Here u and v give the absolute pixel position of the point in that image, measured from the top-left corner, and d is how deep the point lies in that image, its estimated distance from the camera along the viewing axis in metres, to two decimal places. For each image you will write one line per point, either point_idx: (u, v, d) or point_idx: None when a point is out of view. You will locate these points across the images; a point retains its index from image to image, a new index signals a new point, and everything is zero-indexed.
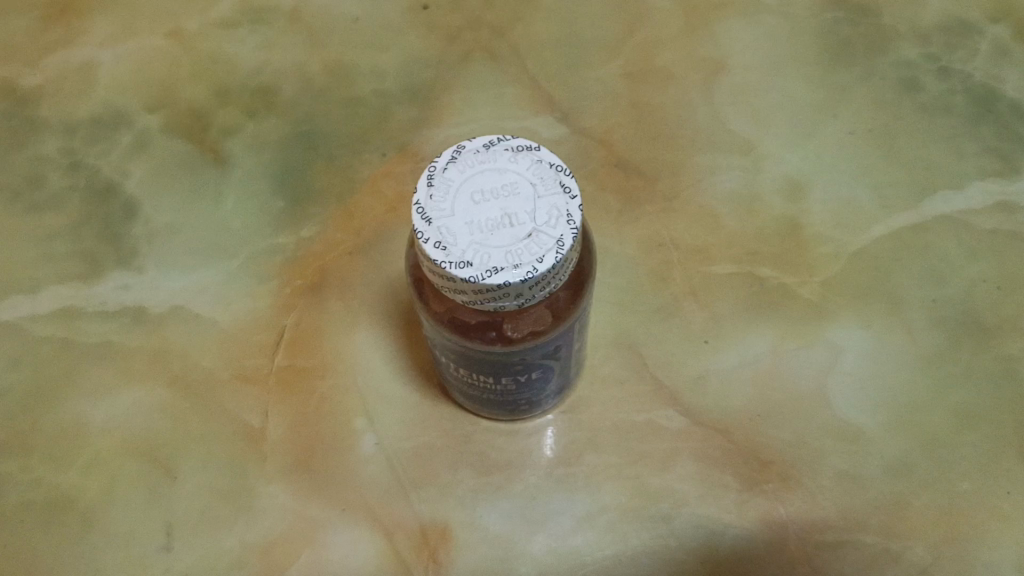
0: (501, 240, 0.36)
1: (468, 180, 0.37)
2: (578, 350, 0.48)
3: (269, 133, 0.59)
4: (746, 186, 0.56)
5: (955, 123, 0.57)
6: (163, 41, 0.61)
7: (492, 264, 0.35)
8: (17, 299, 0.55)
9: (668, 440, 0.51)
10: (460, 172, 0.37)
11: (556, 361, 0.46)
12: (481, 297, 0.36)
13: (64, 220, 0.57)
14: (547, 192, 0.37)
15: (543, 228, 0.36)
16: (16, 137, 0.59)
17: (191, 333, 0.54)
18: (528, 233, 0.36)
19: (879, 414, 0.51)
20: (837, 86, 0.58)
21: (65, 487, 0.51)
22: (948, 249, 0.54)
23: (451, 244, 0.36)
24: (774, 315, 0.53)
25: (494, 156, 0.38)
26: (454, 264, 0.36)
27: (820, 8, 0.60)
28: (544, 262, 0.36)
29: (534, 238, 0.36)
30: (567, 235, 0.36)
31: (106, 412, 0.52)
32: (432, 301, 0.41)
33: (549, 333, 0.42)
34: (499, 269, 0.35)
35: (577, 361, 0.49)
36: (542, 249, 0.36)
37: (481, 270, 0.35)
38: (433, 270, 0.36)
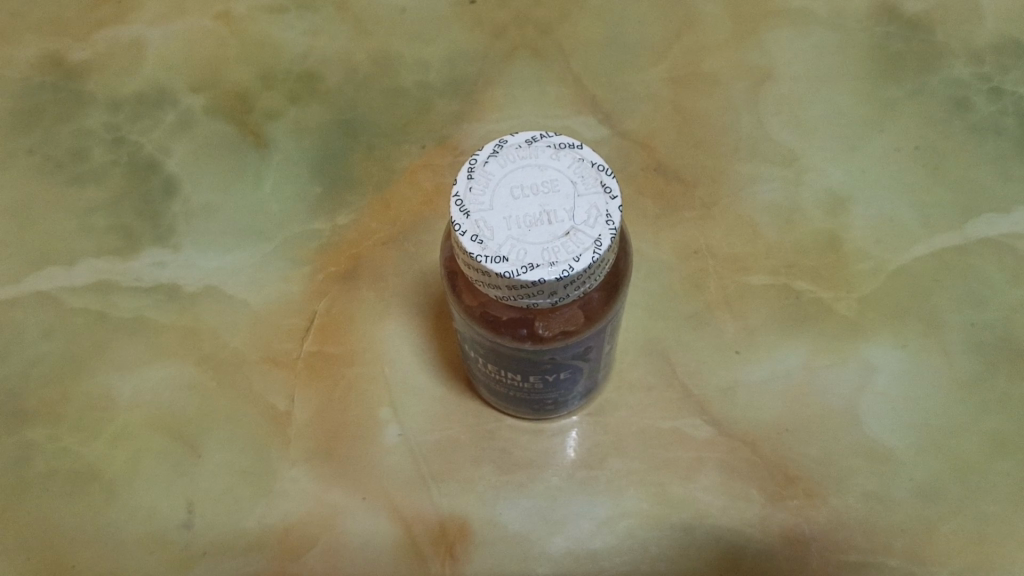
0: (539, 236, 0.36)
1: (509, 175, 0.37)
2: (608, 355, 0.47)
3: (311, 119, 0.59)
4: (788, 198, 0.56)
5: (1004, 145, 0.56)
6: (212, 23, 0.61)
7: (528, 261, 0.35)
8: (55, 269, 0.55)
9: (694, 449, 0.50)
10: (501, 167, 0.37)
11: (584, 365, 0.45)
12: (515, 295, 0.36)
13: (105, 194, 0.57)
14: (587, 191, 0.37)
15: (582, 227, 0.36)
16: (61, 109, 0.60)
17: (222, 313, 0.54)
18: (566, 232, 0.36)
19: (910, 436, 0.50)
20: (886, 101, 0.58)
21: (92, 458, 0.51)
22: (990, 272, 0.53)
23: (488, 237, 0.36)
24: (809, 329, 0.52)
25: (536, 152, 0.37)
26: (490, 258, 0.35)
27: (872, 21, 0.60)
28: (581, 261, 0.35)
29: (572, 237, 0.36)
30: (606, 235, 0.36)
31: (135, 386, 0.53)
32: (465, 295, 0.41)
33: (580, 333, 0.41)
34: (535, 265, 0.35)
35: (606, 365, 0.49)
36: (580, 248, 0.35)
37: (517, 265, 0.35)
38: (468, 263, 0.36)
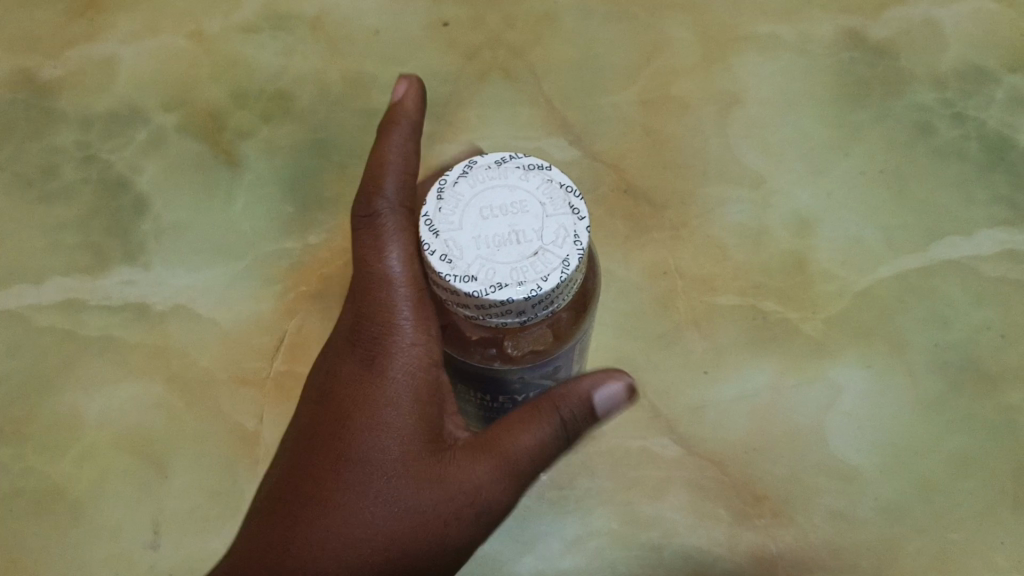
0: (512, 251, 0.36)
1: (478, 195, 0.37)
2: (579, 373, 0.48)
3: (283, 138, 0.59)
4: (754, 219, 0.56)
5: (966, 169, 0.57)
6: (185, 42, 0.62)
7: (503, 274, 0.35)
8: (24, 286, 0.55)
9: (663, 468, 0.50)
10: (470, 187, 0.37)
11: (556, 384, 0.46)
12: (489, 315, 0.36)
13: (74, 212, 0.57)
14: (555, 208, 0.37)
15: (550, 247, 0.36)
16: (32, 126, 0.60)
17: (192, 331, 0.54)
18: (537, 246, 0.36)
19: (875, 456, 0.50)
20: (852, 125, 0.59)
21: (59, 477, 0.51)
22: (954, 294, 0.54)
23: (460, 256, 0.36)
24: (776, 349, 0.53)
25: (505, 172, 0.38)
26: (459, 278, 0.36)
27: (838, 46, 0.61)
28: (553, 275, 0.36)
29: (540, 257, 0.36)
30: (574, 256, 0.36)
31: (102, 405, 0.52)
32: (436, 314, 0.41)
33: (550, 353, 0.41)
34: (504, 285, 0.35)
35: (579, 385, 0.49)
36: (548, 268, 0.36)
37: (486, 285, 0.35)
38: (439, 280, 0.37)
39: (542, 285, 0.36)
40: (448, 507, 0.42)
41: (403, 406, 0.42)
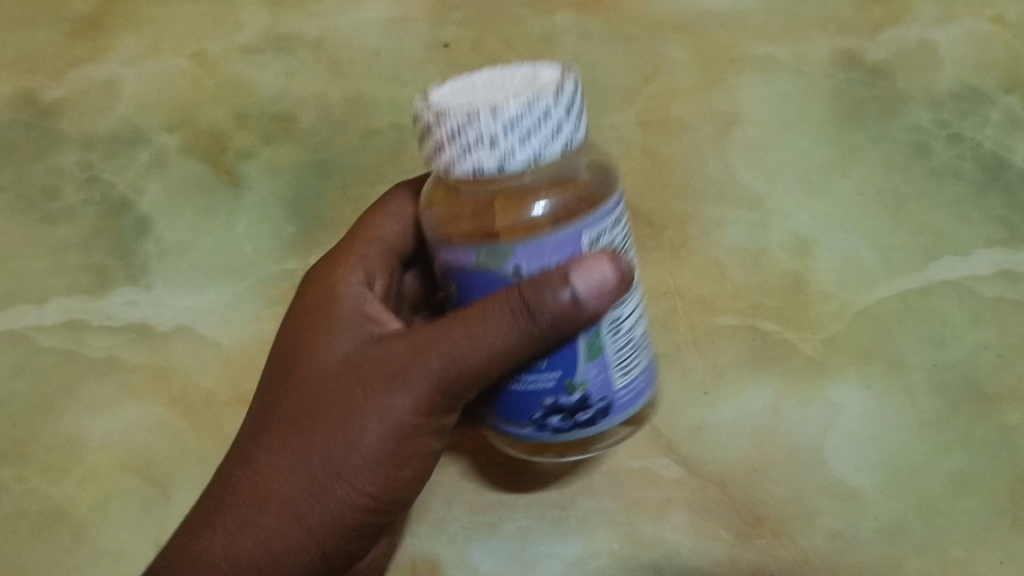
0: (545, 101, 0.38)
1: (477, 85, 0.41)
2: (618, 342, 0.42)
3: (285, 159, 0.59)
4: (752, 241, 0.56)
5: (963, 190, 0.57)
6: (186, 63, 0.61)
7: (524, 161, 0.38)
8: (25, 307, 0.56)
9: (663, 490, 0.53)
10: (470, 83, 0.41)
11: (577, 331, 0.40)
12: (513, 171, 0.38)
13: (76, 232, 0.58)
14: (570, 97, 0.39)
15: (532, 96, 0.38)
16: (35, 146, 0.60)
17: (194, 354, 0.55)
18: (560, 113, 0.38)
19: (876, 477, 0.52)
20: (849, 145, 0.57)
21: (65, 496, 0.54)
22: (951, 312, 0.54)
23: (499, 134, 0.37)
24: (774, 369, 0.54)
25: (504, 77, 0.41)
26: (439, 115, 0.38)
27: (835, 66, 0.59)
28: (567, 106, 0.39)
29: (520, 102, 0.37)
30: (545, 95, 0.38)
31: (104, 425, 0.55)
32: (451, 223, 0.42)
33: (540, 235, 0.38)
34: (472, 116, 0.37)
35: (625, 364, 0.42)
36: (518, 101, 0.37)
37: (456, 119, 0.38)
38: (432, 134, 0.39)
39: (560, 131, 0.39)
40: (368, 401, 0.43)
41: (346, 349, 0.45)
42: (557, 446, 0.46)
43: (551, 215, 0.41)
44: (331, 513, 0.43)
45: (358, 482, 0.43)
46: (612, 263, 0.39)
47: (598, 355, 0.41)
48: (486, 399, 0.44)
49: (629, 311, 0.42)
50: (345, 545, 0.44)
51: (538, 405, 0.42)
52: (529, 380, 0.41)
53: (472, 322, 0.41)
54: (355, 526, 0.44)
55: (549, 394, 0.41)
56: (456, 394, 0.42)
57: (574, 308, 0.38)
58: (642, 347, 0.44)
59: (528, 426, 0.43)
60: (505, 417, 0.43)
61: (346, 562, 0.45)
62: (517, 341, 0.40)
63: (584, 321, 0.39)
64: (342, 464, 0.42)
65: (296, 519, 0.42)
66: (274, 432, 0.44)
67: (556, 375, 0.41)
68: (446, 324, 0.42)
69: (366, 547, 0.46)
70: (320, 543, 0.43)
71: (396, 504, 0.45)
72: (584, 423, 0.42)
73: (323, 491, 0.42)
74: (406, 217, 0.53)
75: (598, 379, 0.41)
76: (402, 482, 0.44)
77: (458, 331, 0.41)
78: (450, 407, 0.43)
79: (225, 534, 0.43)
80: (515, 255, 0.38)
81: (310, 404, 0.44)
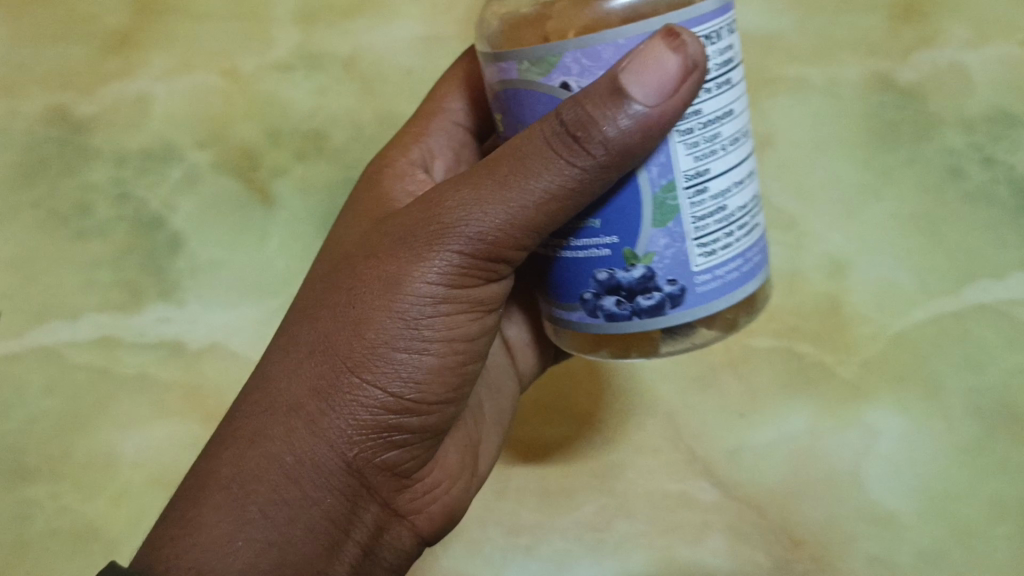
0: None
1: None
2: (701, 206, 0.35)
3: (318, 176, 0.59)
4: (787, 262, 0.56)
5: (997, 214, 0.55)
6: (219, 81, 0.59)
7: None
8: (58, 323, 0.57)
9: (701, 513, 0.54)
10: None
11: (638, 173, 0.34)
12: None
13: (109, 249, 0.58)
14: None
15: None
16: (65, 162, 0.59)
17: (227, 372, 0.57)
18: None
19: (915, 501, 0.53)
20: (882, 169, 0.56)
21: (95, 514, 0.56)
22: (988, 337, 0.54)
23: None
24: (811, 393, 0.54)
25: None
26: None
27: (867, 88, 0.57)
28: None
29: None
30: None
31: (136, 444, 0.57)
32: (512, 44, 0.38)
33: (586, 46, 0.32)
34: None
35: (708, 242, 0.36)
36: None
37: None
38: None
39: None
40: (382, 300, 0.39)
41: (348, 260, 0.42)
42: (618, 343, 0.39)
43: (630, 11, 0.35)
44: (349, 421, 0.39)
45: (376, 380, 0.39)
46: (679, 53, 0.32)
47: (668, 219, 0.35)
48: (538, 268, 0.40)
49: (720, 171, 0.35)
50: (375, 452, 0.41)
51: (589, 280, 0.37)
52: (582, 246, 0.36)
53: (502, 170, 0.36)
54: (378, 429, 0.40)
55: (604, 265, 0.36)
56: (487, 259, 0.39)
57: (632, 132, 0.33)
58: (737, 224, 0.36)
59: (577, 308, 0.38)
60: (556, 293, 0.39)
61: (384, 468, 0.42)
62: (563, 184, 0.35)
63: (651, 127, 0.33)
64: (354, 360, 0.39)
65: (310, 425, 0.39)
66: (289, 340, 0.41)
67: (611, 242, 0.36)
68: (471, 187, 0.37)
69: (411, 450, 0.43)
70: (342, 451, 0.39)
71: (433, 404, 0.42)
72: (648, 310, 0.36)
73: (336, 393, 0.39)
74: (457, 104, 0.54)
75: (669, 254, 0.35)
76: (431, 374, 0.41)
77: (478, 188, 0.37)
78: (482, 273, 0.40)
79: (237, 449, 0.39)
80: (563, 64, 0.33)
81: (315, 302, 0.41)
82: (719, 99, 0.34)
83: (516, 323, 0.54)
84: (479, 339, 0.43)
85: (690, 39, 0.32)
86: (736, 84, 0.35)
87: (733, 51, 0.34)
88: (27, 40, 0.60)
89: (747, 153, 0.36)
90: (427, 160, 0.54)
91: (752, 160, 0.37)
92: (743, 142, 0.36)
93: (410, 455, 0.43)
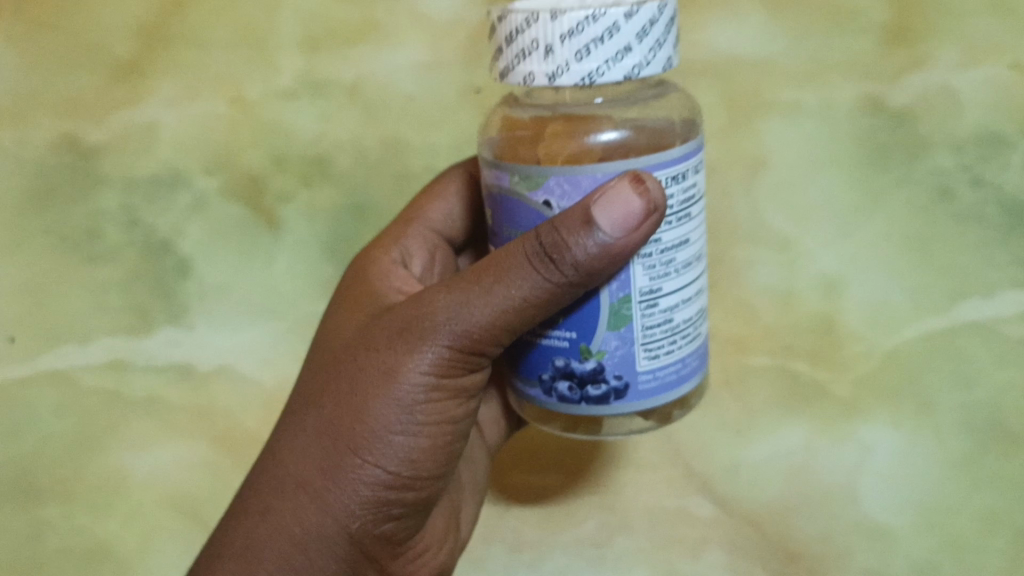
0: (615, 15, 0.36)
1: (559, 52, 0.37)
2: (651, 316, 0.40)
3: (324, 202, 0.60)
4: (783, 282, 0.57)
5: (988, 234, 0.56)
6: (226, 108, 0.59)
7: (574, 80, 0.37)
8: (69, 347, 0.60)
9: (699, 528, 0.58)
10: (557, 41, 0.36)
11: (599, 286, 0.39)
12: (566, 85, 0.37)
13: (119, 274, 0.60)
14: (658, 27, 0.38)
15: (621, 48, 0.37)
16: (76, 189, 0.60)
17: (236, 393, 0.61)
18: (632, 38, 0.37)
19: (906, 516, 0.57)
20: (875, 190, 0.56)
21: (110, 534, 0.62)
22: (978, 356, 0.56)
23: (554, 44, 0.36)
24: (808, 411, 0.57)
25: (594, 18, 0.36)
26: (535, 75, 0.37)
27: (861, 112, 0.56)
28: (641, 38, 0.37)
29: (613, 43, 0.36)
30: (632, 64, 0.37)
31: (146, 465, 0.62)
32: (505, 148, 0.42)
33: (571, 176, 0.36)
34: (573, 73, 0.37)
35: (653, 347, 0.40)
36: (611, 54, 0.37)
37: (553, 71, 0.37)
38: (523, 71, 0.38)
39: (624, 59, 0.37)
40: (378, 391, 0.41)
41: (350, 345, 0.44)
42: (567, 419, 0.44)
43: (610, 147, 0.40)
44: (351, 498, 0.42)
45: (374, 462, 0.42)
46: (643, 197, 0.35)
47: (621, 325, 0.39)
48: (512, 353, 0.44)
49: (671, 289, 0.40)
50: (374, 523, 0.44)
51: (548, 365, 0.41)
52: (546, 336, 0.41)
53: (487, 277, 0.39)
54: (377, 504, 0.43)
55: (562, 354, 0.41)
56: (473, 355, 0.41)
57: (598, 256, 0.37)
58: (682, 334, 0.41)
59: (535, 386, 0.42)
60: (522, 375, 0.43)
61: (381, 536, 0.45)
62: (538, 295, 0.38)
63: (614, 253, 0.37)
64: (355, 444, 0.42)
65: (316, 500, 0.43)
66: (296, 421, 0.44)
67: (570, 336, 0.40)
68: (459, 291, 0.40)
69: (406, 518, 0.46)
70: (344, 524, 0.43)
71: (425, 480, 0.45)
72: (594, 399, 0.40)
73: (339, 473, 0.42)
74: (451, 203, 0.57)
75: (618, 353, 0.40)
76: (424, 453, 0.43)
77: (466, 292, 0.40)
78: (468, 366, 0.42)
79: (254, 519, 0.44)
80: (547, 185, 0.37)
81: (318, 384, 0.44)
82: (677, 230, 0.39)
83: (491, 403, 0.57)
84: (467, 419, 0.45)
85: (653, 183, 0.36)
86: (694, 216, 0.40)
87: (696, 189, 0.39)
88: (32, 69, 0.58)
89: (697, 273, 0.41)
90: (406, 258, 0.57)
91: (701, 279, 0.42)
92: (695, 264, 0.41)
93: (404, 522, 0.46)
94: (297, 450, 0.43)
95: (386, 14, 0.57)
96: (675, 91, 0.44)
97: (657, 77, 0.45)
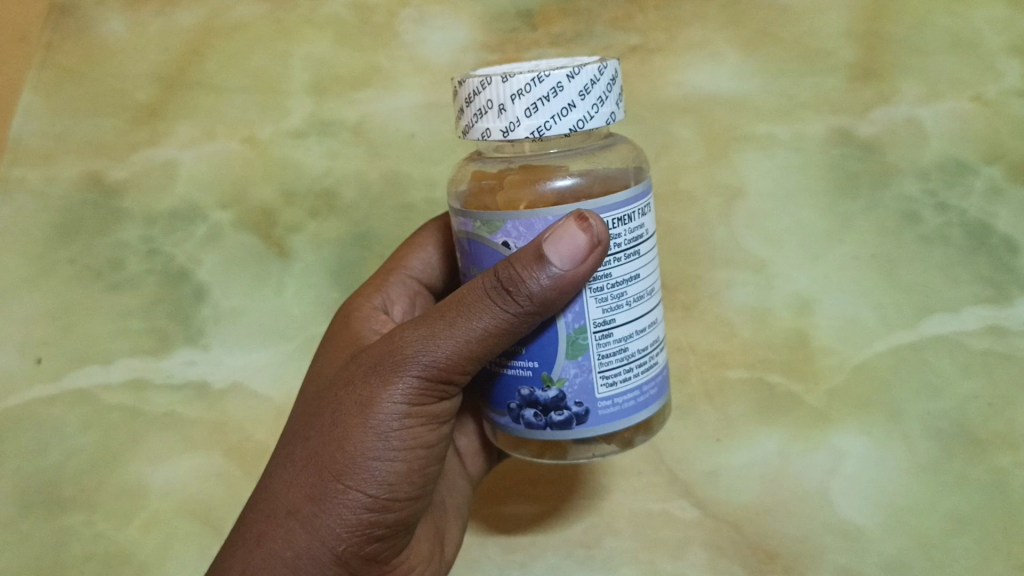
0: (559, 76, 0.40)
1: (510, 112, 0.41)
2: (605, 346, 0.43)
3: (330, 231, 0.64)
4: (759, 300, 0.61)
5: (951, 253, 0.60)
6: (239, 147, 0.64)
7: (526, 133, 0.41)
8: (92, 367, 0.64)
9: (681, 530, 0.61)
10: (508, 103, 0.41)
11: (556, 317, 0.43)
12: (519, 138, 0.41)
13: (139, 300, 0.64)
14: (599, 84, 0.42)
15: (566, 106, 0.41)
16: (100, 221, 0.65)
17: (248, 409, 0.64)
18: (575, 95, 0.41)
19: (879, 516, 0.59)
20: (844, 213, 0.61)
21: (127, 540, 0.64)
22: (943, 366, 0.59)
23: (507, 102, 0.41)
24: (784, 419, 0.60)
25: (539, 82, 0.40)
26: (492, 132, 0.41)
27: (830, 142, 0.61)
28: (583, 96, 0.41)
29: (558, 102, 0.41)
30: (576, 120, 0.41)
31: (165, 477, 0.64)
32: (471, 195, 0.46)
33: (525, 219, 0.41)
34: (523, 130, 0.41)
35: (610, 375, 0.44)
36: (556, 112, 0.41)
37: (506, 129, 0.41)
38: (482, 129, 0.42)
39: (569, 115, 0.41)
40: (358, 419, 0.45)
41: (328, 387, 0.48)
42: (536, 445, 0.47)
43: (564, 191, 0.43)
44: (339, 522, 0.44)
45: (357, 485, 0.45)
46: (587, 232, 0.40)
47: (578, 353, 0.43)
48: (482, 384, 0.47)
49: (624, 321, 0.44)
50: (359, 547, 0.46)
51: (515, 394, 0.45)
52: (512, 366, 0.45)
53: (453, 312, 0.43)
54: (362, 527, 0.45)
55: (527, 383, 0.44)
56: (443, 382, 0.45)
57: (551, 288, 0.40)
58: (636, 362, 0.45)
59: (505, 414, 0.46)
60: (493, 405, 0.47)
61: (367, 560, 0.47)
62: (500, 325, 0.42)
63: (566, 284, 0.40)
64: (339, 471, 0.44)
65: (304, 525, 0.44)
66: (281, 459, 0.46)
67: (533, 366, 0.44)
68: (427, 325, 0.44)
69: (388, 544, 0.48)
70: (332, 548, 0.44)
71: (404, 501, 0.47)
72: (557, 424, 0.44)
73: (325, 499, 0.44)
74: (430, 252, 0.61)
75: (577, 380, 0.43)
76: (401, 477, 0.46)
77: (436, 327, 0.44)
78: (438, 394, 0.46)
79: (247, 548, 0.44)
80: (505, 228, 0.42)
81: (302, 425, 0.47)
82: (626, 266, 0.43)
83: (468, 433, 0.62)
84: (439, 443, 0.49)
85: (596, 220, 0.40)
86: (644, 254, 0.44)
87: (643, 229, 0.43)
88: (66, 112, 0.65)
89: (650, 306, 0.45)
90: (388, 304, 0.59)
91: (655, 311, 0.46)
92: (647, 298, 0.45)
93: (387, 546, 0.48)
94: (283, 482, 0.45)
95: (389, 60, 0.64)
96: (624, 142, 0.48)
97: (606, 129, 0.48)
